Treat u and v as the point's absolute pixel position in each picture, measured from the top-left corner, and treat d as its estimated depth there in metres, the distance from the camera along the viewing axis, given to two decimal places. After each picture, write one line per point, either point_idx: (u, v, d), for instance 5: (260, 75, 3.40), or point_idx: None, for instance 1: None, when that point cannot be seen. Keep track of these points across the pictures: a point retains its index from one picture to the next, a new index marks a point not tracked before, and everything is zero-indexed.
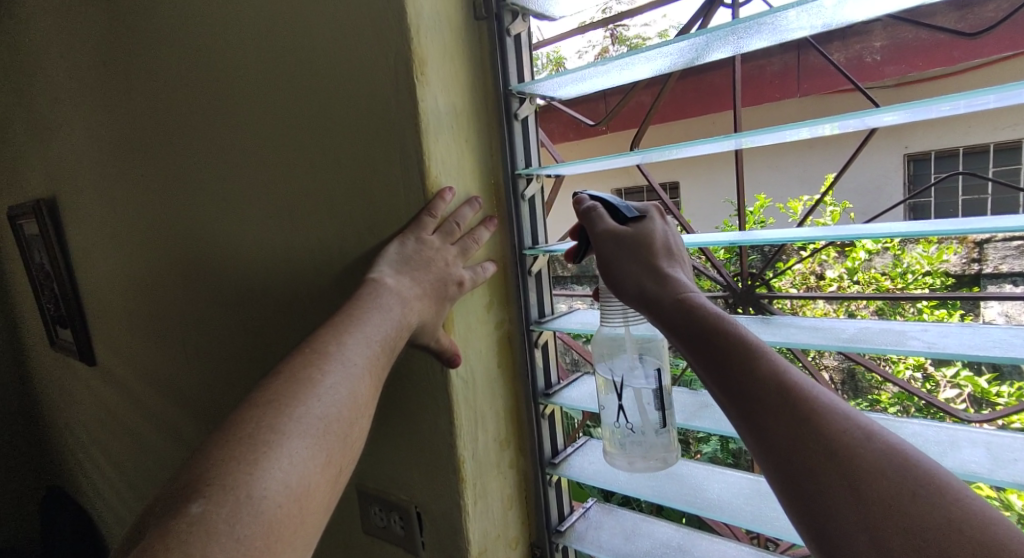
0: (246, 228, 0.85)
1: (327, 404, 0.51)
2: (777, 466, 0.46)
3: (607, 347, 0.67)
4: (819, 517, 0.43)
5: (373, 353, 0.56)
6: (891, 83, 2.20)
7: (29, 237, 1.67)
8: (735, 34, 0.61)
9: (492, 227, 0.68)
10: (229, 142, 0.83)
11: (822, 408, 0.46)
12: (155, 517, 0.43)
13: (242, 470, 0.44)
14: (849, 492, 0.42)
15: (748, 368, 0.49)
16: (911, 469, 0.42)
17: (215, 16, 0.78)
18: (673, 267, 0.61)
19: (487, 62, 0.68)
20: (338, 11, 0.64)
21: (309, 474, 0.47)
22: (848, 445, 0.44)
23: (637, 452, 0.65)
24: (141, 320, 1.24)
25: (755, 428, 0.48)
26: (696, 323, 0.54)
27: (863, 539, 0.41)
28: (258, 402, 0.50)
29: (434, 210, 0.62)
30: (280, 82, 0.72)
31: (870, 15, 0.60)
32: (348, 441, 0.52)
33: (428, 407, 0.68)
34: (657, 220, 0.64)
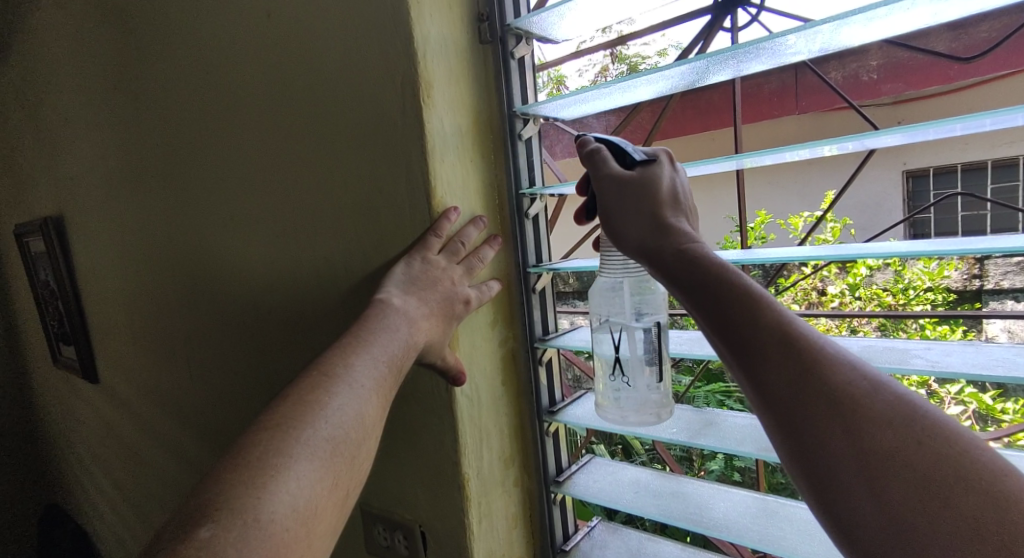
0: (253, 247, 0.86)
1: (334, 426, 0.51)
2: (779, 415, 0.48)
3: (604, 297, 0.68)
4: (817, 463, 0.45)
5: (380, 375, 0.57)
6: (888, 101, 2.22)
7: (35, 255, 1.68)
8: (734, 58, 0.62)
9: (496, 247, 0.69)
10: (237, 162, 0.84)
11: (829, 359, 0.47)
12: (160, 542, 0.43)
13: (249, 494, 0.44)
14: (850, 440, 0.44)
15: (754, 321, 0.50)
16: (915, 419, 0.43)
17: (224, 39, 0.80)
18: (679, 218, 0.61)
19: (492, 85, 0.70)
20: (347, 35, 0.66)
21: (316, 497, 0.48)
22: (854, 396, 0.45)
23: (629, 404, 0.66)
24: (145, 338, 1.25)
25: (758, 378, 0.49)
26: (700, 275, 0.55)
27: (862, 488, 0.43)
28: (264, 425, 0.50)
29: (440, 230, 0.63)
30: (289, 103, 0.74)
31: (866, 40, 0.61)
32: (355, 462, 0.52)
33: (433, 426, 0.68)
34: (665, 166, 0.62)
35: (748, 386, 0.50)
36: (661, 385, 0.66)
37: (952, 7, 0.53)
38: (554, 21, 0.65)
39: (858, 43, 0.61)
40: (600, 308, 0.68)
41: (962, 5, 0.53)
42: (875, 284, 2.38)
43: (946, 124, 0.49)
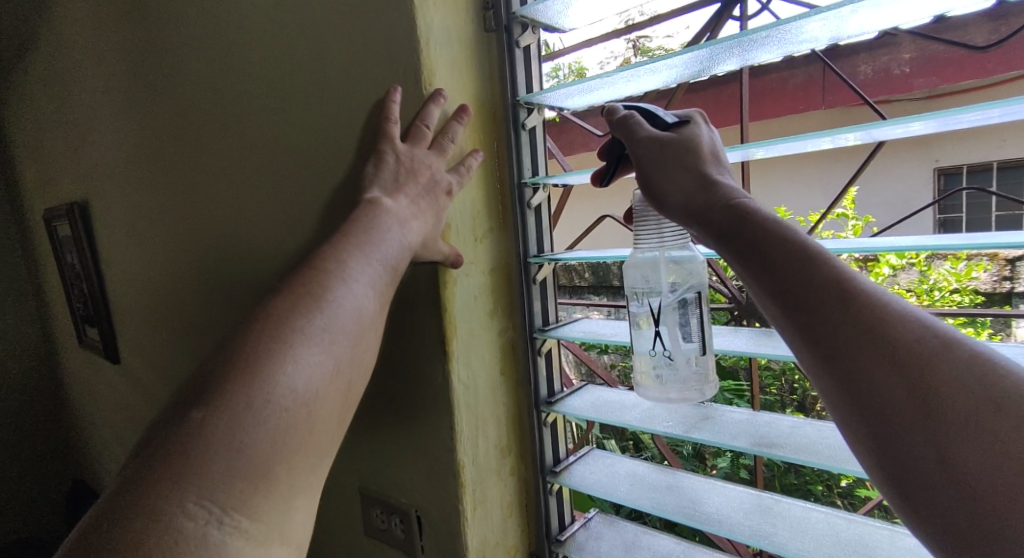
0: (259, 233, 0.88)
1: (331, 317, 0.52)
2: (840, 376, 0.46)
3: (641, 268, 0.66)
4: (881, 424, 0.44)
5: (377, 269, 0.57)
6: (921, 95, 2.16)
7: (62, 239, 1.73)
8: (740, 46, 0.61)
9: (466, 118, 0.63)
10: (245, 149, 0.86)
11: (894, 316, 0.45)
12: (163, 425, 0.46)
13: (244, 379, 0.46)
14: (918, 400, 0.43)
15: (812, 277, 0.48)
16: (995, 384, 0.41)
17: (237, 27, 0.81)
18: (721, 173, 0.60)
19: (496, 74, 0.69)
20: (350, 22, 0.66)
21: (314, 385, 0.49)
22: (923, 355, 0.43)
23: (671, 382, 0.64)
24: (160, 321, 1.27)
25: (818, 337, 0.47)
26: (754, 234, 0.53)
27: (932, 454, 0.42)
28: (260, 313, 0.51)
29: (389, 116, 0.61)
30: (294, 91, 0.74)
31: (880, 26, 0.59)
32: (354, 353, 0.54)
33: (429, 414, 0.69)
34: (703, 127, 0.63)
35: (805, 345, 0.49)
36: (703, 359, 0.63)
37: None
38: (560, 9, 0.65)
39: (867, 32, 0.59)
40: (637, 280, 0.66)
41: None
42: (898, 284, 2.34)
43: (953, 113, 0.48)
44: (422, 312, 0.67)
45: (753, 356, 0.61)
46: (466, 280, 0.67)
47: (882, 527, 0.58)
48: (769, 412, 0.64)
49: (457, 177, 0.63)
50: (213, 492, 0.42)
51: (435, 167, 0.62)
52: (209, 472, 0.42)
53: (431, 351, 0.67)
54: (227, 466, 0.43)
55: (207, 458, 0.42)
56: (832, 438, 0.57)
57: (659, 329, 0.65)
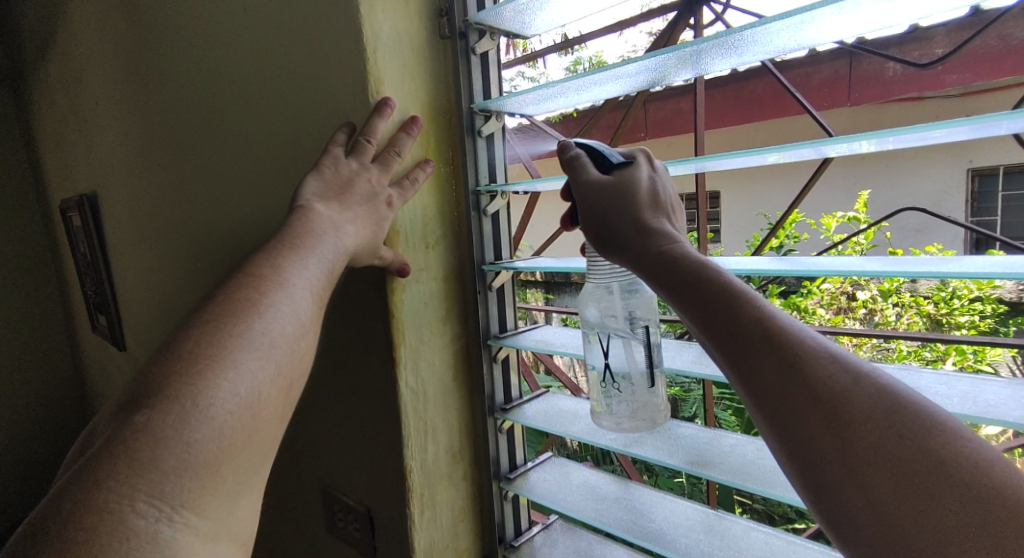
0: (232, 232, 0.89)
1: (271, 320, 0.52)
2: (764, 417, 0.44)
3: (593, 298, 0.65)
4: (801, 464, 0.42)
5: (318, 273, 0.57)
6: (955, 92, 2.08)
7: (76, 229, 1.78)
8: (690, 57, 0.59)
9: (415, 128, 0.64)
10: (219, 148, 0.87)
11: (806, 350, 0.44)
12: (105, 429, 0.45)
13: (185, 382, 0.46)
14: (830, 438, 0.41)
15: (733, 314, 0.47)
16: (902, 413, 0.39)
17: (213, 28, 0.83)
18: (659, 219, 0.58)
19: (452, 80, 0.69)
20: (306, 28, 0.66)
21: (258, 386, 0.50)
22: (834, 391, 0.41)
23: (624, 411, 0.63)
24: (156, 313, 1.31)
25: (741, 377, 0.46)
26: (683, 270, 0.52)
27: (851, 488, 0.39)
28: (198, 319, 0.51)
29: (336, 141, 0.62)
30: (260, 93, 0.75)
31: (836, 38, 0.55)
32: (296, 356, 0.54)
33: (379, 417, 0.69)
34: (643, 167, 0.61)
35: (733, 388, 0.47)
36: (657, 393, 0.62)
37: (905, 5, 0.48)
38: (516, 16, 0.64)
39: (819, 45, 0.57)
40: (591, 309, 0.65)
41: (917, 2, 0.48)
42: (917, 291, 2.27)
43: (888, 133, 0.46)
44: (371, 318, 0.67)
45: (692, 374, 0.60)
46: (416, 287, 0.68)
47: (818, 550, 0.56)
48: (717, 428, 0.63)
49: (400, 190, 0.63)
50: (161, 492, 0.42)
51: (380, 177, 0.62)
52: (156, 472, 0.42)
53: (380, 357, 0.67)
54: (174, 467, 0.43)
55: (151, 456, 0.43)
56: (767, 459, 0.56)
57: (614, 362, 0.63)
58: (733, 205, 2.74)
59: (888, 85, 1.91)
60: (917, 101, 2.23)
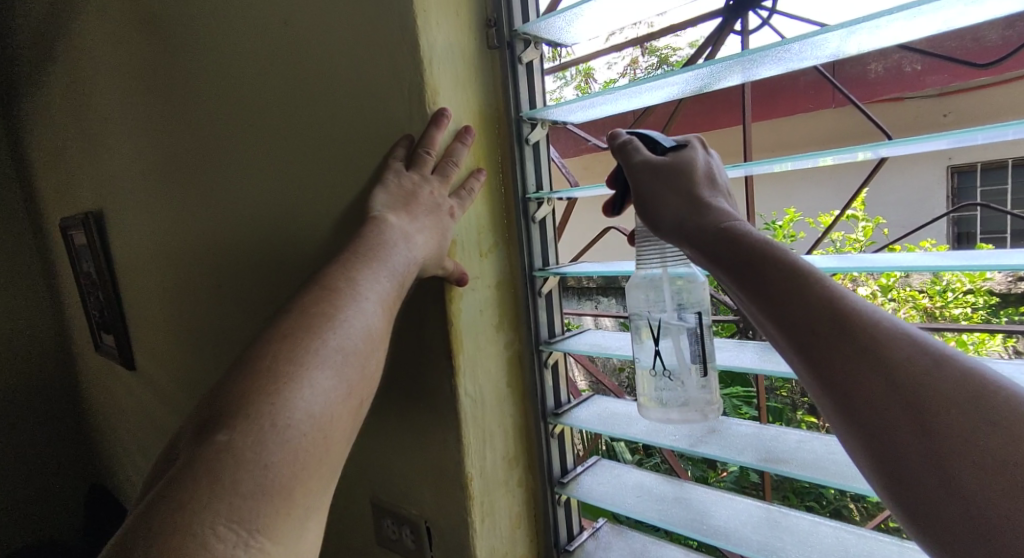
0: (268, 246, 0.89)
1: (344, 336, 0.52)
2: (835, 399, 0.45)
3: (642, 287, 0.65)
4: (878, 445, 0.43)
5: (387, 286, 0.57)
6: (933, 92, 2.11)
7: (79, 247, 1.76)
8: (741, 64, 0.60)
9: (469, 139, 0.65)
10: (255, 163, 0.87)
11: (883, 332, 0.44)
12: (185, 447, 0.45)
13: (265, 401, 0.46)
14: (911, 419, 0.41)
15: (802, 296, 0.48)
16: (986, 397, 0.40)
17: (248, 45, 0.83)
18: (716, 197, 0.59)
19: (499, 90, 0.70)
20: (355, 42, 0.67)
21: (330, 406, 0.49)
22: (916, 374, 0.42)
23: (674, 403, 0.63)
24: (176, 331, 1.30)
25: (810, 358, 0.47)
26: (745, 254, 0.53)
27: (929, 472, 0.40)
28: (274, 335, 0.50)
29: (396, 155, 0.63)
30: (303, 107, 0.76)
31: (884, 44, 0.56)
32: (367, 372, 0.53)
33: (437, 427, 0.69)
34: (699, 150, 0.62)
35: (800, 367, 0.48)
36: (709, 380, 0.63)
37: (967, 12, 0.50)
38: (564, 25, 0.66)
39: (869, 51, 0.58)
40: (641, 300, 0.65)
41: (977, 11, 0.49)
42: (911, 285, 2.31)
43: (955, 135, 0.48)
44: (428, 327, 0.67)
45: (759, 372, 0.60)
46: (472, 295, 0.68)
47: (891, 542, 0.57)
48: (777, 425, 0.65)
49: (460, 200, 0.64)
50: (240, 516, 0.42)
51: (440, 187, 0.62)
52: (236, 495, 0.42)
53: (438, 366, 0.67)
54: (252, 491, 0.43)
55: (233, 478, 0.42)
56: (839, 454, 0.57)
57: (664, 349, 0.64)
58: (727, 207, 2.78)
59: (874, 88, 1.90)
60: (899, 101, 2.25)
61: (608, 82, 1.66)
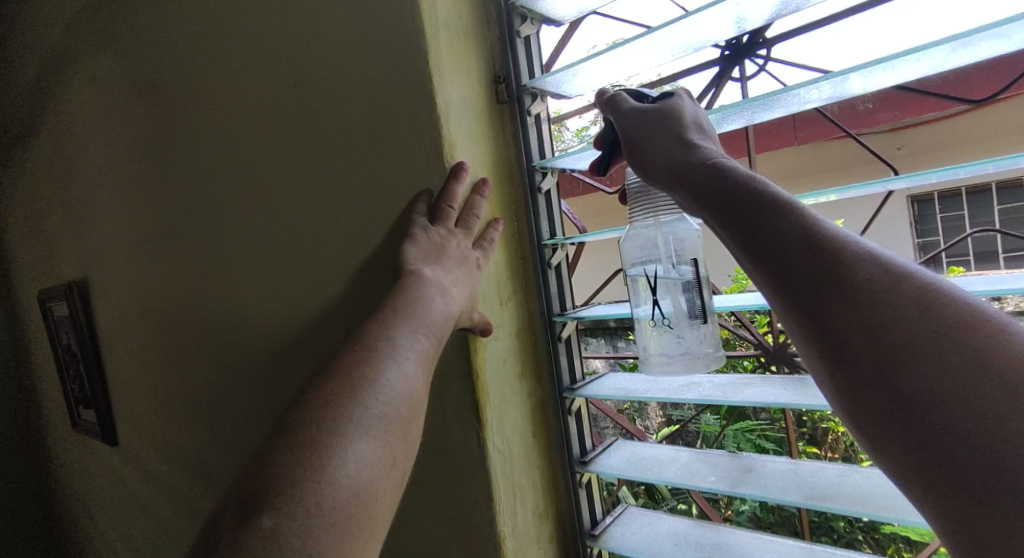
0: (273, 307, 0.87)
1: (384, 403, 0.51)
2: (801, 310, 0.48)
3: (637, 240, 0.70)
4: (836, 353, 0.46)
5: (424, 346, 0.56)
6: (886, 128, 2.20)
7: (59, 319, 1.70)
8: (746, 109, 0.62)
9: (487, 190, 0.66)
10: (260, 224, 0.87)
11: (849, 253, 0.47)
12: (225, 528, 0.43)
13: (309, 479, 0.44)
14: (867, 331, 0.45)
15: (773, 220, 0.51)
16: (938, 313, 0.43)
17: (253, 109, 0.84)
18: (705, 140, 0.60)
19: (510, 141, 0.71)
20: (370, 102, 0.68)
21: (374, 479, 0.47)
22: (874, 288, 0.45)
23: (675, 354, 0.67)
24: (168, 401, 1.24)
25: (779, 273, 0.50)
26: (722, 189, 0.55)
27: (875, 380, 0.44)
28: (315, 403, 0.49)
29: (418, 210, 0.64)
30: (313, 167, 0.76)
31: (882, 85, 0.58)
32: (408, 440, 0.52)
33: (466, 484, 0.67)
34: (686, 100, 0.63)
35: (771, 283, 0.51)
36: (708, 331, 0.66)
37: (961, 54, 0.53)
38: (570, 77, 0.68)
39: (867, 92, 0.60)
40: (636, 253, 0.69)
41: (971, 52, 0.53)
42: None
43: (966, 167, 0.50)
44: (453, 381, 0.66)
45: (797, 407, 0.60)
46: (496, 345, 0.68)
47: None
48: (810, 461, 0.65)
49: (483, 251, 0.65)
50: None
51: (464, 240, 0.64)
52: None
53: (465, 420, 0.66)
54: None
55: None
56: (886, 487, 0.58)
57: (661, 305, 0.67)
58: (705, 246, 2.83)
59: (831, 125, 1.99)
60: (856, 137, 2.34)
61: None
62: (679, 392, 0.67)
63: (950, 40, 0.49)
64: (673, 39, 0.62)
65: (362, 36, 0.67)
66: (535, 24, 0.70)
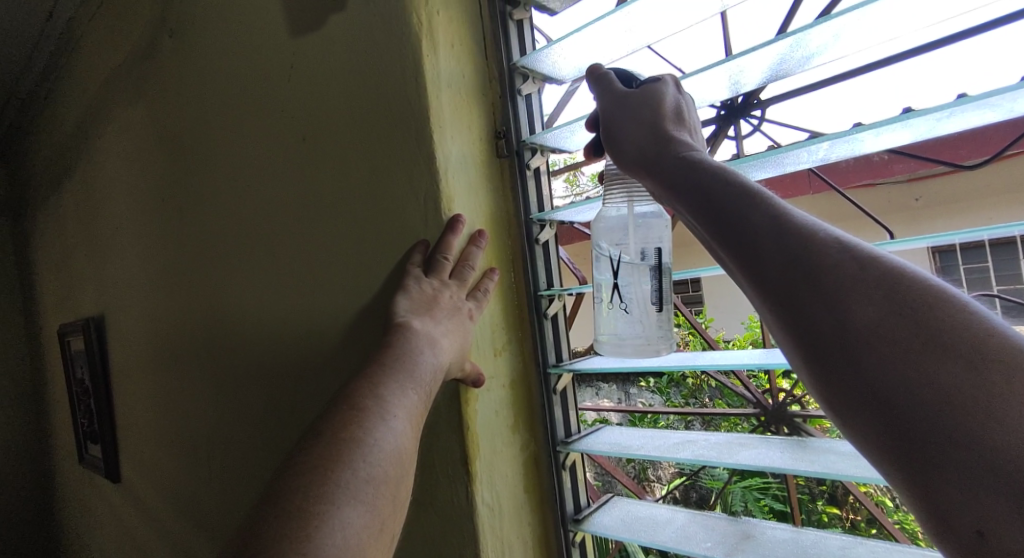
0: (273, 347, 0.88)
1: (373, 464, 0.51)
2: (773, 297, 0.48)
3: (607, 223, 0.68)
4: (807, 342, 0.46)
5: (413, 402, 0.57)
6: (903, 179, 2.17)
7: (74, 353, 1.73)
8: (741, 168, 0.62)
9: (482, 241, 0.67)
10: (266, 267, 0.89)
11: (817, 238, 0.47)
12: None
13: (295, 550, 0.43)
14: (835, 318, 0.44)
15: (743, 208, 0.50)
16: (906, 296, 0.42)
17: (265, 156, 0.87)
18: (680, 130, 0.59)
19: (509, 193, 0.73)
20: (372, 156, 0.70)
21: (362, 545, 0.47)
22: (842, 275, 0.44)
23: (627, 337, 0.66)
24: (171, 441, 1.25)
25: (751, 261, 0.49)
26: (694, 178, 0.54)
27: (846, 366, 0.43)
28: (302, 467, 0.49)
29: (414, 260, 0.65)
30: (317, 215, 0.78)
31: (875, 148, 0.59)
32: (397, 501, 0.52)
33: (453, 541, 0.66)
34: (670, 86, 0.61)
35: (743, 271, 0.50)
36: (664, 319, 0.65)
37: (949, 122, 0.53)
38: (569, 135, 0.70)
39: (859, 155, 0.61)
40: (606, 234, 0.68)
41: (961, 121, 0.53)
42: None
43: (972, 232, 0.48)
44: (444, 433, 0.66)
45: (794, 473, 0.58)
46: (488, 396, 0.67)
47: None
48: (812, 530, 0.63)
49: (477, 302, 0.66)
50: None
51: (458, 291, 0.65)
52: None
53: (454, 473, 0.65)
54: None
55: None
56: None
57: (620, 286, 0.66)
58: (720, 295, 2.81)
59: (844, 176, 1.97)
60: (872, 188, 2.32)
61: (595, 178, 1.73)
62: (674, 450, 0.66)
63: (937, 111, 0.50)
64: None
65: (368, 94, 0.70)
66: (537, 83, 0.73)
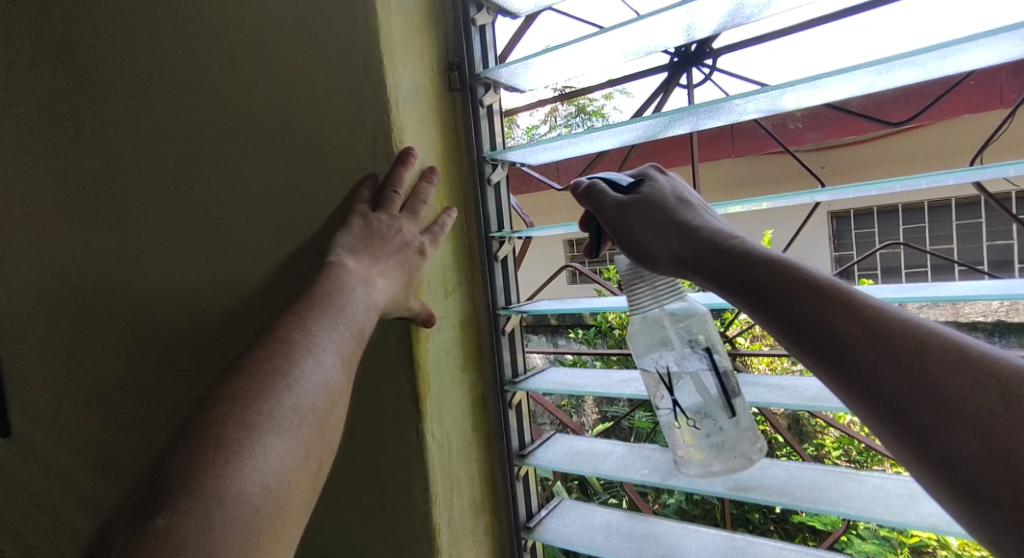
0: (196, 285, 0.82)
1: (301, 394, 0.49)
2: (876, 406, 0.43)
3: (644, 330, 0.64)
4: (926, 448, 0.41)
5: (345, 335, 0.55)
6: (812, 147, 2.32)
7: None
8: (692, 117, 0.63)
9: (435, 178, 0.65)
10: (187, 200, 0.81)
11: (898, 327, 0.44)
12: (116, 529, 0.39)
13: (210, 475, 0.41)
14: (952, 417, 0.40)
15: (815, 305, 0.47)
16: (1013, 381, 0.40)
17: (182, 75, 0.78)
18: (699, 218, 0.59)
19: (460, 132, 0.70)
20: (312, 80, 0.65)
21: (288, 471, 0.45)
22: (940, 370, 0.41)
23: (716, 452, 0.60)
24: (72, 389, 1.14)
25: (840, 366, 0.45)
26: (749, 269, 0.51)
27: (985, 468, 0.38)
28: (224, 397, 0.47)
29: (363, 197, 0.62)
30: (247, 143, 0.72)
31: (814, 101, 0.61)
32: (328, 431, 0.50)
33: (402, 476, 0.66)
34: (660, 177, 0.63)
35: (828, 377, 0.46)
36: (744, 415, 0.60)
37: (884, 78, 0.57)
38: (522, 70, 0.67)
39: (800, 108, 0.64)
40: (649, 347, 0.64)
41: (894, 78, 0.57)
42: None
43: (893, 182, 0.52)
44: (393, 372, 0.65)
45: None
46: (438, 335, 0.67)
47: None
48: None
49: (432, 237, 0.64)
50: None
51: (410, 225, 0.62)
52: None
53: (404, 412, 0.65)
54: None
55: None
56: (800, 479, 0.62)
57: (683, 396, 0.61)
58: None
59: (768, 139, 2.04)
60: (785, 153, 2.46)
61: (528, 128, 1.80)
62: (618, 387, 0.69)
63: (878, 64, 0.53)
64: (625, 41, 0.63)
65: (308, 11, 0.64)
66: (491, 14, 0.69)
